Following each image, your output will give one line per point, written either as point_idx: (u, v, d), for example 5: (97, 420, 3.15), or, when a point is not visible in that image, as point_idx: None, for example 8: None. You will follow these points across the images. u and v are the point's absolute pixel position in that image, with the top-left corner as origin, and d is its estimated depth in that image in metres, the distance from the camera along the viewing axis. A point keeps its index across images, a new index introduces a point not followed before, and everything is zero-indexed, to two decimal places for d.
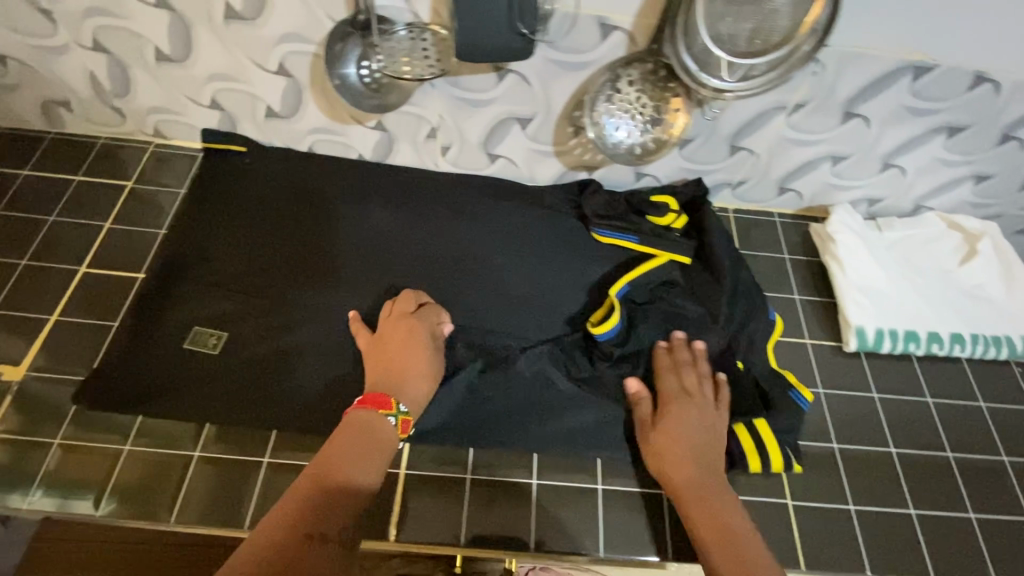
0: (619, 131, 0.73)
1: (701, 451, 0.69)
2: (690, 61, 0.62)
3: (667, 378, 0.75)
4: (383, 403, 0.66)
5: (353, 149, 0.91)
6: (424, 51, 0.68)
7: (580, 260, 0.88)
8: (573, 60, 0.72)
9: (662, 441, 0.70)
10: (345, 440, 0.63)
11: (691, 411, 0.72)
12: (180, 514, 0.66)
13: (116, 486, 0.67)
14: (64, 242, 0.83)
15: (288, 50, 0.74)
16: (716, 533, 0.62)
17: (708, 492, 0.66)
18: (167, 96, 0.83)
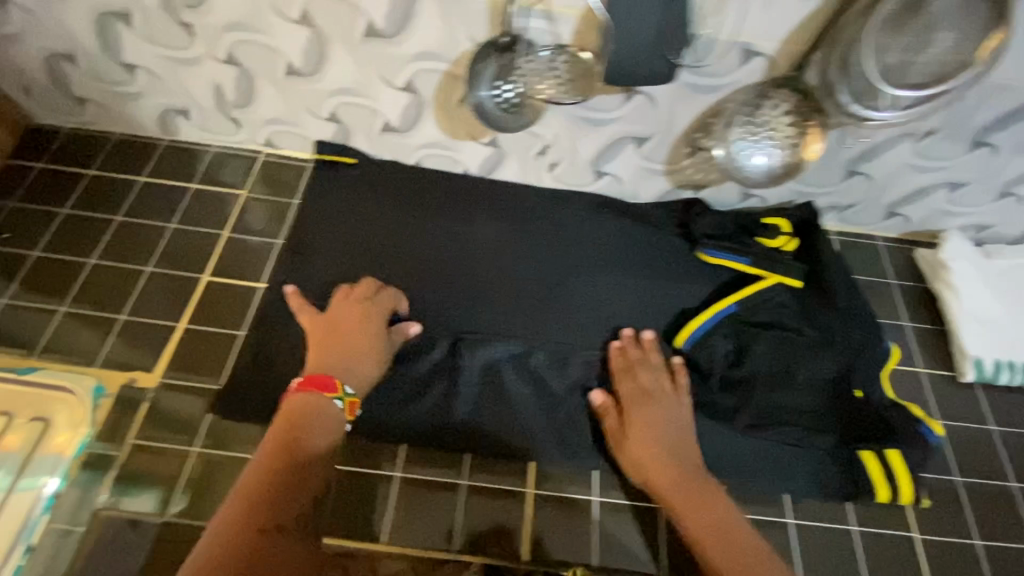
0: (747, 154, 0.70)
1: (670, 456, 0.69)
2: (848, 96, 0.62)
3: (621, 383, 0.76)
4: (325, 385, 0.67)
5: (459, 164, 0.92)
6: (559, 71, 0.68)
7: (687, 281, 0.88)
8: (708, 83, 0.72)
9: (634, 446, 0.71)
10: (285, 425, 0.63)
11: (644, 414, 0.72)
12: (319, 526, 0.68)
13: None
14: (183, 250, 0.84)
15: (420, 68, 0.75)
16: (716, 538, 0.63)
17: (697, 497, 0.66)
18: (288, 108, 0.84)
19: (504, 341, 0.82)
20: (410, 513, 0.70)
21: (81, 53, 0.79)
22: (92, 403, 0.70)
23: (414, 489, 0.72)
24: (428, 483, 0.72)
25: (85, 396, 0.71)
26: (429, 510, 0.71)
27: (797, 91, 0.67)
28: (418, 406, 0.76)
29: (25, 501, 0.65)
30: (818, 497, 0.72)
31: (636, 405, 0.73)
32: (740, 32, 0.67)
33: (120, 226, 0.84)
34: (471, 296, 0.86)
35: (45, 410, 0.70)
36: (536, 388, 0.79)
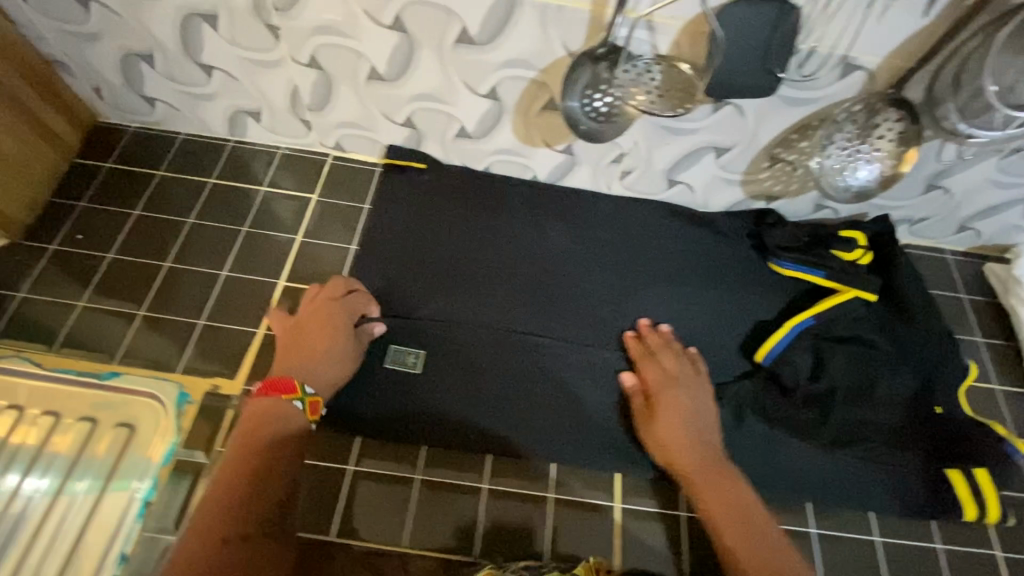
0: (842, 163, 0.70)
1: (694, 437, 0.70)
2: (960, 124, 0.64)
3: (644, 368, 0.77)
4: (287, 387, 0.65)
5: (529, 170, 0.91)
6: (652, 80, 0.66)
7: (761, 292, 0.87)
8: (802, 97, 0.71)
9: (659, 429, 0.71)
10: (250, 425, 0.62)
11: (670, 396, 0.73)
12: (410, 538, 0.69)
13: (349, 506, 0.70)
14: (260, 255, 0.84)
15: (506, 75, 0.74)
16: (735, 519, 0.64)
17: (712, 479, 0.67)
18: (363, 112, 0.83)
19: (579, 349, 0.82)
20: (499, 526, 0.71)
21: (160, 53, 0.78)
22: (177, 411, 0.70)
23: (502, 501, 0.72)
24: (514, 494, 0.73)
25: (171, 404, 0.70)
26: (519, 521, 0.71)
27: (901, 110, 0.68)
28: (499, 415, 0.76)
29: (118, 508, 0.65)
30: (900, 514, 0.73)
31: (662, 387, 0.74)
32: (851, 49, 0.65)
33: (199, 228, 0.85)
34: (543, 304, 0.85)
35: (131, 416, 0.70)
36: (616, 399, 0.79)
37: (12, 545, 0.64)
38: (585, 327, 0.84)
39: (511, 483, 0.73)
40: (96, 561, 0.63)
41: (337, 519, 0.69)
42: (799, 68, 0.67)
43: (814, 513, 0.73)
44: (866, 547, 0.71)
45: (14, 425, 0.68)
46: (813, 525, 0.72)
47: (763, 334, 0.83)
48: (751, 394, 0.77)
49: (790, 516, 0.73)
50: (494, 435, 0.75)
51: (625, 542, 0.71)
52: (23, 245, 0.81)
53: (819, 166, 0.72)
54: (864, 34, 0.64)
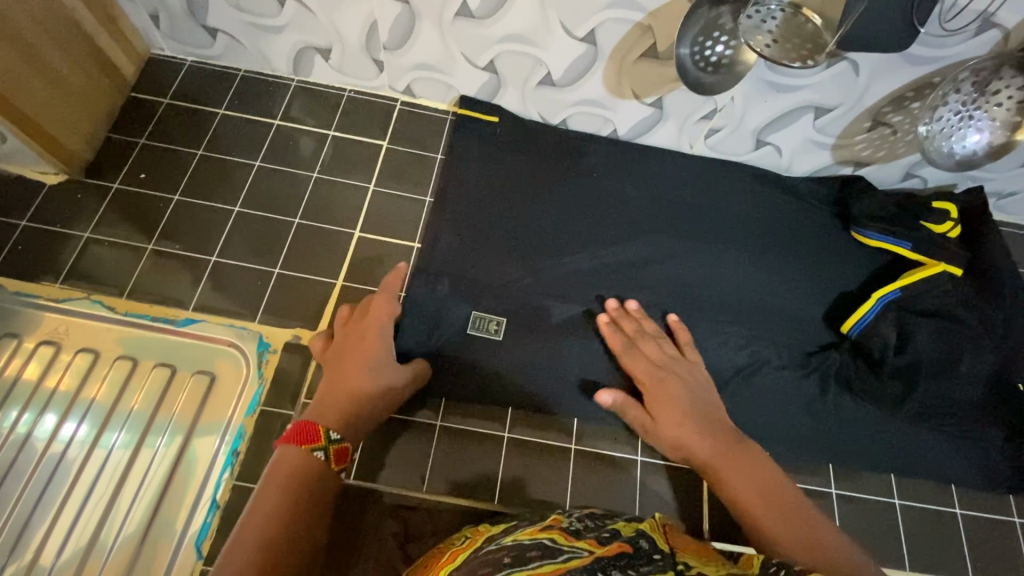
0: (947, 131, 0.68)
1: (705, 422, 0.66)
2: None
3: (632, 363, 0.71)
4: (308, 434, 0.57)
5: (609, 125, 0.86)
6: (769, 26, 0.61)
7: (844, 262, 0.85)
8: (926, 56, 0.67)
9: (667, 423, 0.67)
10: (279, 481, 0.55)
11: (669, 389, 0.68)
12: (504, 498, 0.69)
13: (437, 464, 0.70)
14: (330, 202, 0.81)
15: (609, 17, 0.69)
16: (767, 502, 0.58)
17: (730, 461, 0.62)
18: (443, 52, 0.78)
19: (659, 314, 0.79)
20: (585, 487, 0.71)
21: None
22: (258, 359, 0.70)
23: (587, 463, 0.72)
24: (601, 456, 0.73)
25: (252, 352, 0.70)
26: (606, 482, 0.72)
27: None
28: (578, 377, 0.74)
29: (204, 454, 0.65)
30: (982, 488, 0.73)
31: (653, 379, 0.70)
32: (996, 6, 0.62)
33: (266, 172, 0.81)
34: (623, 265, 0.82)
35: (211, 364, 0.69)
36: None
37: (97, 488, 0.63)
38: (665, 290, 0.81)
39: (596, 445, 0.73)
40: (184, 505, 0.63)
41: (428, 478, 0.69)
42: (941, 19, 0.63)
43: (899, 485, 0.73)
44: (949, 520, 0.72)
45: (92, 371, 0.68)
46: (898, 498, 0.73)
47: (847, 305, 0.82)
48: (835, 364, 0.76)
49: (874, 487, 0.73)
50: (575, 398, 0.74)
51: (712, 507, 0.71)
52: (84, 184, 0.77)
53: (929, 131, 0.69)
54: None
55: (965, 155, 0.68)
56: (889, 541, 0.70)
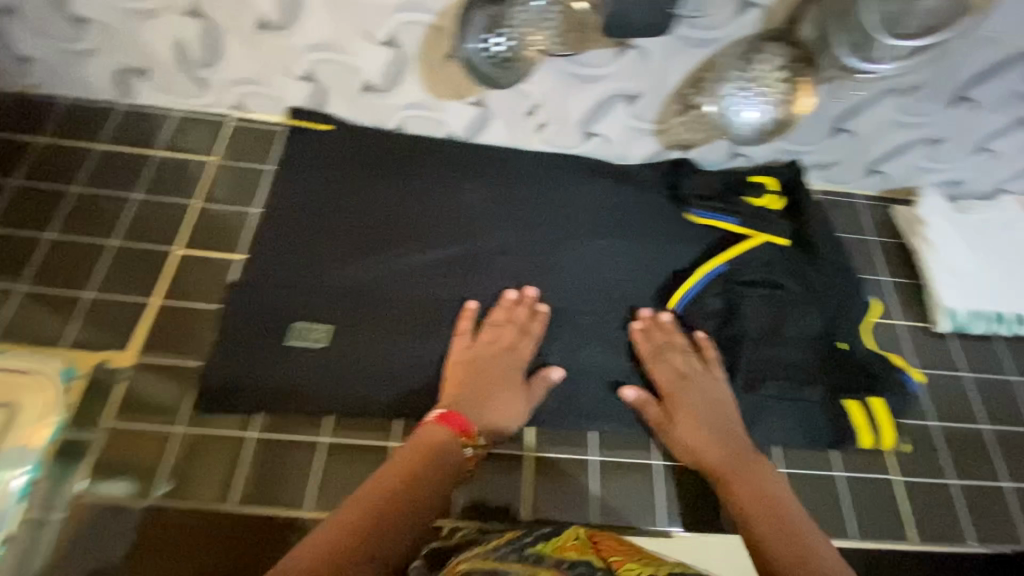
0: (748, 120, 0.71)
1: (720, 434, 0.70)
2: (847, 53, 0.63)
3: (659, 372, 0.75)
4: (462, 428, 0.65)
5: (444, 126, 0.88)
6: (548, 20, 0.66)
7: (678, 240, 0.87)
8: (701, 37, 0.71)
9: (687, 426, 0.71)
10: (416, 463, 0.61)
11: (690, 397, 0.73)
12: (317, 501, 0.66)
13: (245, 474, 0.66)
14: (153, 222, 0.79)
15: (402, 20, 0.71)
16: (764, 512, 0.61)
17: (744, 477, 0.65)
18: (257, 66, 0.78)
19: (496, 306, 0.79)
20: None
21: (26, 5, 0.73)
22: (62, 387, 0.67)
23: None
24: None
25: (54, 380, 0.67)
26: None
27: (789, 45, 0.68)
28: (405, 378, 0.73)
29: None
30: (804, 446, 0.76)
31: (681, 390, 0.73)
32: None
33: (84, 197, 0.79)
34: (461, 260, 0.83)
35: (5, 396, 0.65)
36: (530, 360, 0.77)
37: None
38: (504, 281, 0.82)
39: None
40: None
41: (239, 488, 0.65)
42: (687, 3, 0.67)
43: None
44: None
45: None
46: None
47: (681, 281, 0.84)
48: (665, 339, 0.78)
49: None
50: (403, 400, 0.72)
51: (543, 491, 0.71)
52: None
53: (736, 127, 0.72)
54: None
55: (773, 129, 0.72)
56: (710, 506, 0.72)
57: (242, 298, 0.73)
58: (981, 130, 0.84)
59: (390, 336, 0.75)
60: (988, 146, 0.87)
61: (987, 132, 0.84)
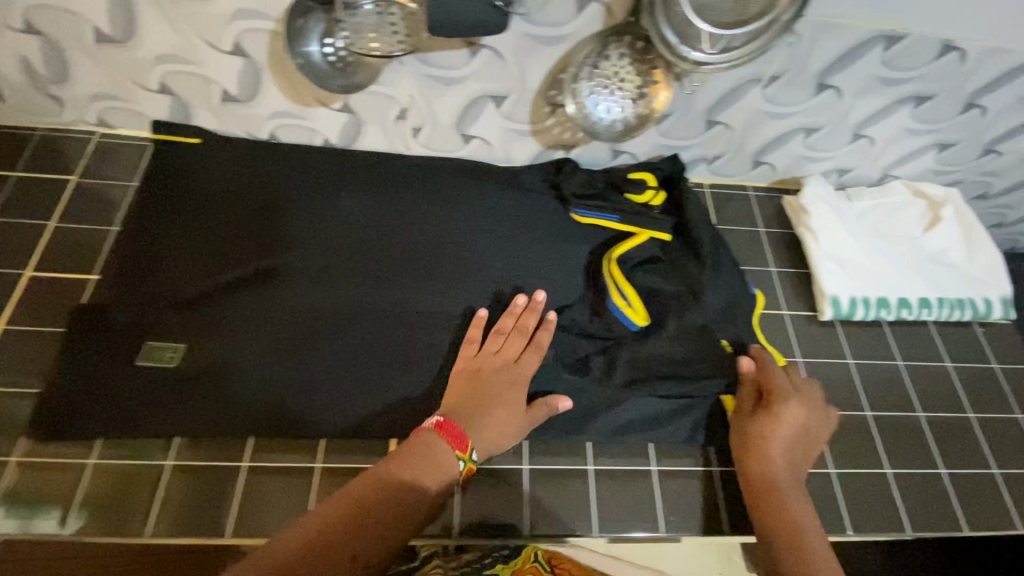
0: (615, 115, 0.71)
1: (790, 448, 0.69)
2: (670, 34, 0.61)
3: (771, 378, 0.73)
4: (458, 442, 0.63)
5: (319, 134, 0.86)
6: (392, 26, 0.63)
7: (562, 240, 0.85)
8: (548, 34, 0.70)
9: (762, 434, 0.69)
10: (405, 467, 0.61)
11: (794, 411, 0.71)
12: (158, 524, 0.64)
13: (84, 498, 0.64)
14: (4, 244, 0.77)
15: (243, 28, 0.70)
16: (785, 532, 0.63)
17: (785, 496, 0.66)
18: (109, 80, 0.77)
19: (367, 317, 0.76)
20: (254, 506, 0.66)
21: None
22: None
23: (263, 478, 0.68)
24: (283, 467, 0.69)
25: None
26: (284, 495, 0.67)
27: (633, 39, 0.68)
28: (261, 398, 0.70)
29: None
30: (678, 442, 0.75)
31: (788, 401, 0.71)
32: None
33: None
34: (332, 269, 0.79)
35: None
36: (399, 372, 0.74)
37: None
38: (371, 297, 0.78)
39: (280, 458, 0.69)
40: None
41: (76, 514, 0.63)
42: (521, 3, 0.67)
43: (596, 452, 0.74)
44: (644, 479, 0.73)
45: None
46: (592, 463, 0.73)
47: (562, 282, 0.83)
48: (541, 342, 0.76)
49: (570, 454, 0.74)
50: (258, 419, 0.69)
51: None
52: None
53: (607, 125, 0.72)
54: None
55: (641, 121, 0.72)
56: (576, 511, 0.70)
57: (89, 320, 0.71)
58: (853, 117, 0.84)
59: (249, 352, 0.72)
60: (863, 133, 0.87)
61: (859, 119, 0.84)
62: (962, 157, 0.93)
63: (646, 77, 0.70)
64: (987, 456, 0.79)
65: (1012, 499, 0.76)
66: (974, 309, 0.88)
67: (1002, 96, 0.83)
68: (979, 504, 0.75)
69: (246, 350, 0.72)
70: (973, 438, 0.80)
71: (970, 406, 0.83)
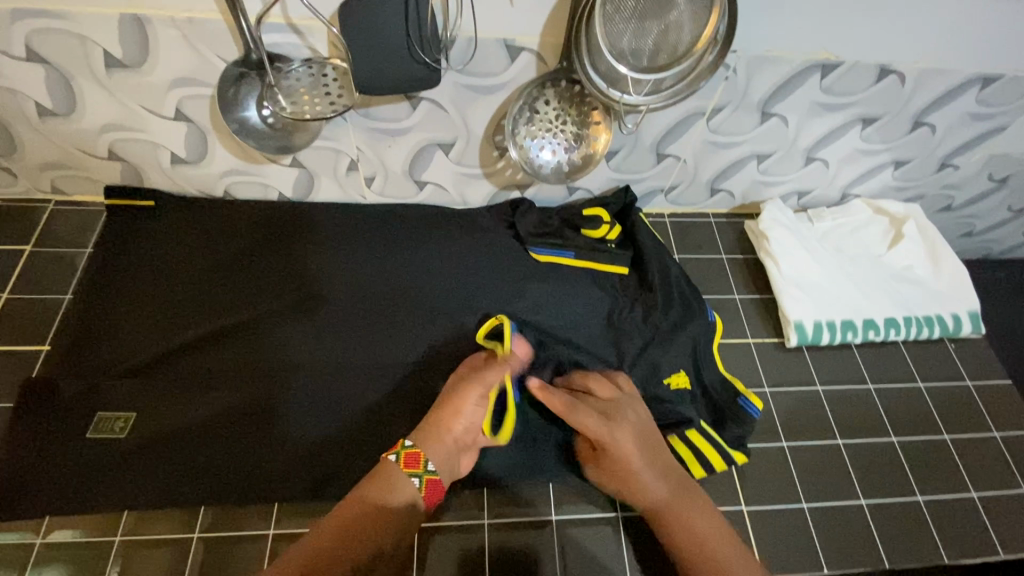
0: (559, 156, 0.73)
1: (649, 468, 0.65)
2: (599, 80, 0.63)
3: (579, 421, 0.66)
4: (407, 458, 0.61)
5: (272, 189, 0.86)
6: (324, 86, 0.65)
7: (519, 280, 0.84)
8: (484, 84, 0.71)
9: (613, 466, 0.66)
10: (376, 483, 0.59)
11: (623, 428, 0.67)
12: None
13: None
14: None
15: (182, 94, 0.70)
16: (693, 548, 0.61)
17: (678, 516, 0.63)
18: (60, 150, 0.78)
19: (323, 372, 0.75)
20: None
21: None
22: None
23: (217, 547, 0.65)
24: (236, 536, 0.66)
25: None
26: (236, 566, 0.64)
27: (563, 83, 0.69)
28: (211, 465, 0.68)
29: None
30: None
31: (614, 433, 0.66)
32: (476, 30, 0.65)
33: None
34: (287, 325, 0.78)
35: None
36: (356, 431, 0.72)
37: None
38: (329, 348, 0.77)
39: (234, 525, 0.66)
40: None
41: None
42: (449, 61, 0.67)
43: (558, 499, 0.71)
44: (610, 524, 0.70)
45: None
46: (555, 512, 0.70)
47: (521, 323, 0.81)
48: None
49: (533, 505, 0.70)
50: (207, 487, 0.67)
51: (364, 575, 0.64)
52: None
53: (553, 166, 0.73)
54: (479, 9, 0.64)
55: (587, 160, 0.73)
56: (539, 571, 0.66)
57: (38, 396, 0.70)
58: (802, 142, 0.84)
59: (199, 419, 0.71)
60: (815, 156, 0.87)
61: (808, 143, 0.85)
62: (919, 173, 0.92)
63: (584, 118, 0.72)
64: (965, 480, 0.77)
65: (992, 523, 0.74)
66: (942, 326, 0.87)
67: (948, 113, 0.83)
68: (957, 532, 0.73)
69: (198, 417, 0.71)
70: (950, 461, 0.78)
71: (945, 427, 0.81)
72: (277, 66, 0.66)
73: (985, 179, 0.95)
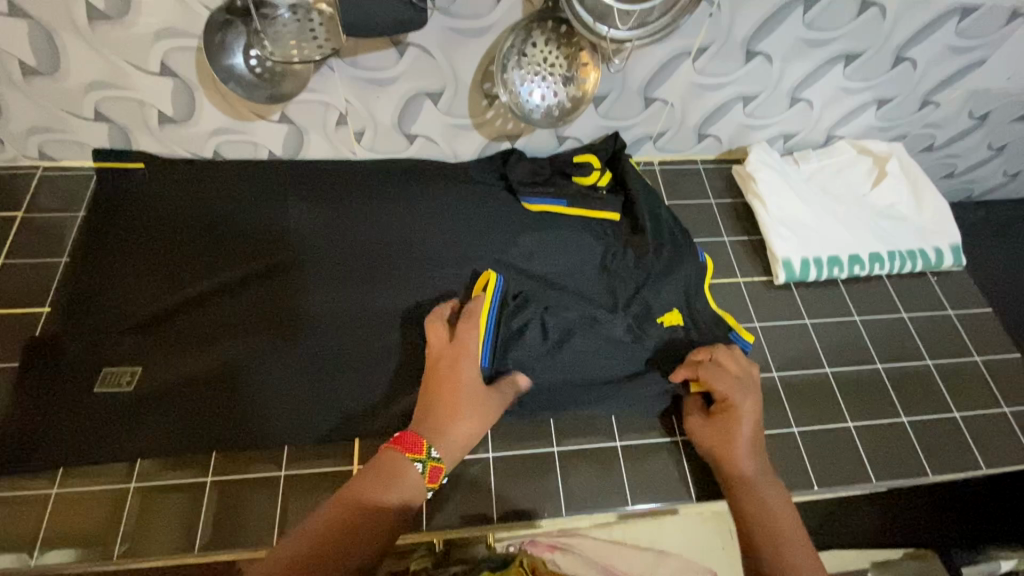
0: (549, 99, 0.73)
1: (749, 441, 0.67)
2: (585, 13, 0.63)
3: (711, 378, 0.70)
4: (432, 471, 0.60)
5: (262, 148, 0.85)
6: (312, 31, 0.65)
7: (513, 229, 0.86)
8: (470, 26, 0.71)
9: (720, 426, 0.68)
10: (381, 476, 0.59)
11: (744, 401, 0.69)
12: (129, 545, 0.63)
13: (51, 532, 0.64)
14: None
15: (168, 47, 0.70)
16: (763, 518, 0.60)
17: (758, 487, 0.64)
18: (45, 113, 0.77)
19: (324, 323, 0.77)
20: (227, 514, 0.66)
21: None
22: None
23: (232, 489, 0.67)
24: (250, 479, 0.68)
25: None
26: (251, 506, 0.66)
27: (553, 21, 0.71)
28: (219, 414, 0.70)
29: None
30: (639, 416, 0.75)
31: (740, 397, 0.69)
32: None
33: None
34: (286, 279, 0.79)
35: None
36: (360, 377, 0.74)
37: None
38: (329, 300, 0.78)
39: (247, 469, 0.69)
40: None
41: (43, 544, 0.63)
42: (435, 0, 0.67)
43: (559, 433, 0.74)
44: (609, 454, 0.73)
45: None
46: (556, 445, 0.73)
47: (517, 270, 0.83)
48: None
49: (534, 439, 0.73)
50: (217, 434, 0.69)
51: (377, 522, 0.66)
52: None
53: (543, 110, 0.74)
54: None
55: (576, 102, 0.74)
56: (543, 498, 0.69)
57: (44, 354, 0.71)
58: (786, 81, 0.85)
59: (205, 370, 0.72)
60: (800, 96, 0.88)
61: (792, 83, 0.86)
62: (902, 111, 0.94)
63: (572, 60, 0.72)
64: (946, 401, 0.80)
65: (972, 439, 0.77)
66: (925, 259, 0.90)
67: (928, 47, 0.84)
68: (940, 449, 0.76)
69: (203, 368, 0.72)
70: (933, 384, 0.82)
71: (928, 354, 0.84)
72: (264, 13, 0.66)
73: (965, 116, 0.97)
